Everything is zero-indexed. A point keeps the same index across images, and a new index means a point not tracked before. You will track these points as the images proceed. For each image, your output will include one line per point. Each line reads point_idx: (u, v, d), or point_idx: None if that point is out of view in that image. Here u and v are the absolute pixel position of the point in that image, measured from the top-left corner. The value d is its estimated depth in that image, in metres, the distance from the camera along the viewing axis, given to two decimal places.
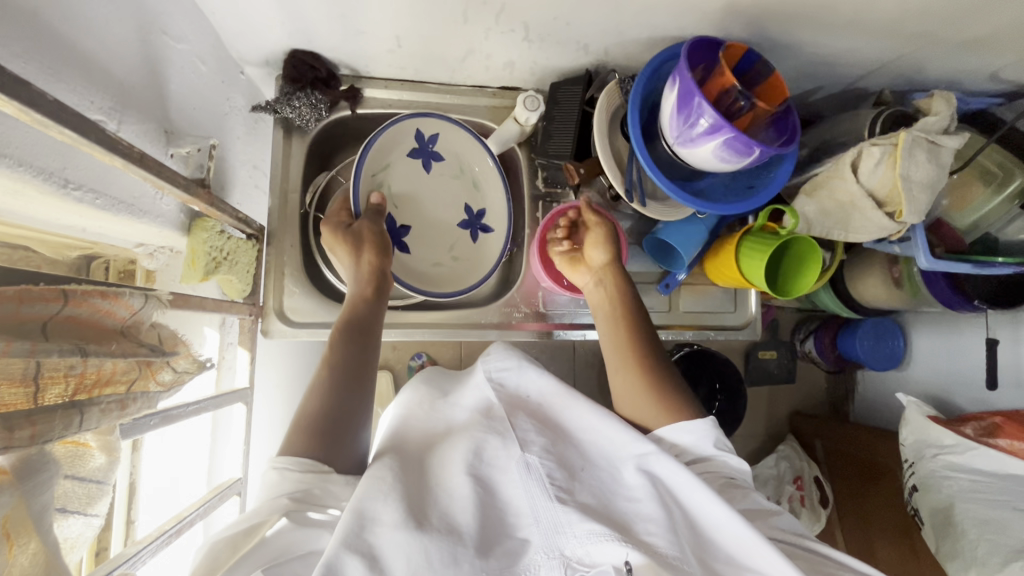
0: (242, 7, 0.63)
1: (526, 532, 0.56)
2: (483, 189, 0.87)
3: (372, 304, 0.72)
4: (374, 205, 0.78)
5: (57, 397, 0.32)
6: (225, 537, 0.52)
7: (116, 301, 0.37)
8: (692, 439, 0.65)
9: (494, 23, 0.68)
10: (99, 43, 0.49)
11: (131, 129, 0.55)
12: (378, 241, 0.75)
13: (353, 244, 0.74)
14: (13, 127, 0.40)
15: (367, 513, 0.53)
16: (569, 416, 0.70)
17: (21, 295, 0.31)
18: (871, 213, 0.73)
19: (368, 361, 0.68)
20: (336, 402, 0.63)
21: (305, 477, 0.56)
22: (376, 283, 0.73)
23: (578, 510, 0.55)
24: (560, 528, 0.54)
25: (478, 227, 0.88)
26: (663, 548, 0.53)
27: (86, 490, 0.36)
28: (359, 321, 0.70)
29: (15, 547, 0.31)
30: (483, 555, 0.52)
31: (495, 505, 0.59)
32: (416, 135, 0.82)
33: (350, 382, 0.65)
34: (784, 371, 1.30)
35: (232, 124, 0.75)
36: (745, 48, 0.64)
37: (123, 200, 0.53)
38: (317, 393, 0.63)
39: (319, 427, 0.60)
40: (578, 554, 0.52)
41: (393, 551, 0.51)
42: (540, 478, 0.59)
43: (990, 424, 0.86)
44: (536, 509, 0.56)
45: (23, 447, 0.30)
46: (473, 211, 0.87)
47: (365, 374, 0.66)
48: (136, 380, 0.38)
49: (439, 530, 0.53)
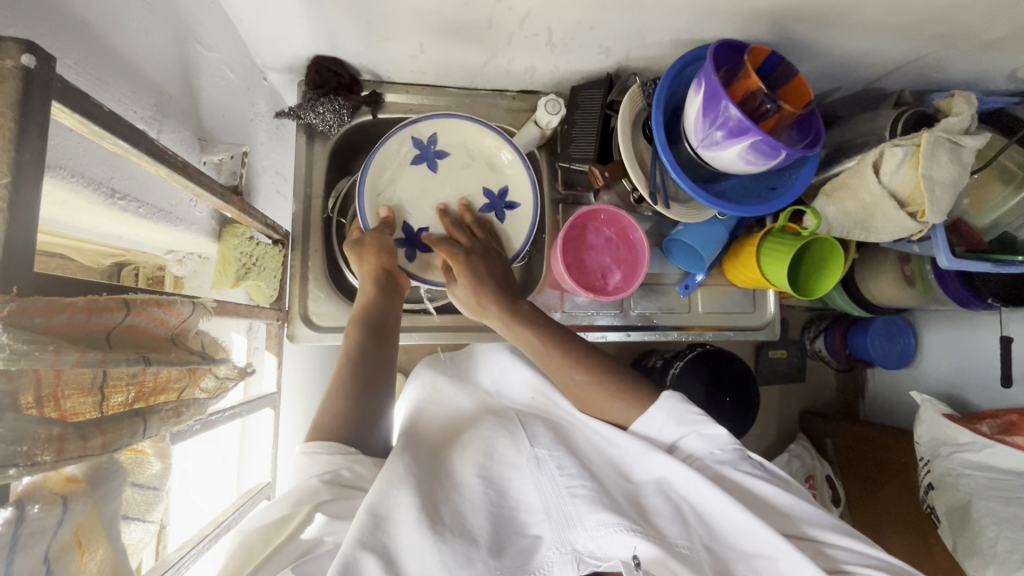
0: (271, 14, 0.63)
1: (537, 529, 0.55)
2: (498, 170, 0.82)
3: (383, 303, 0.71)
4: (385, 218, 0.76)
5: (119, 405, 0.33)
6: (258, 530, 0.51)
7: (169, 310, 0.37)
8: (660, 420, 0.62)
9: (518, 28, 0.69)
10: (140, 55, 0.49)
11: (169, 138, 0.55)
12: (383, 245, 0.73)
13: (356, 249, 0.73)
14: (68, 139, 0.40)
15: (380, 512, 0.51)
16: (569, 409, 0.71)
17: (90, 306, 0.31)
18: (892, 213, 0.73)
19: (385, 357, 0.69)
20: (359, 395, 0.64)
21: (335, 458, 0.58)
22: (380, 280, 0.72)
23: (588, 501, 0.54)
24: (571, 522, 0.54)
25: (503, 208, 0.82)
26: (674, 538, 0.53)
27: (145, 497, 0.37)
28: (374, 317, 0.70)
29: (86, 554, 0.32)
30: (497, 555, 0.51)
31: (506, 503, 0.58)
32: (415, 140, 0.79)
33: (371, 378, 0.66)
34: (795, 369, 1.28)
35: (257, 130, 0.76)
36: (769, 51, 0.65)
37: (162, 209, 0.53)
38: (341, 389, 0.64)
39: (347, 420, 0.62)
40: (589, 548, 0.52)
41: (408, 550, 0.49)
42: (550, 474, 0.58)
43: (1007, 422, 0.87)
44: (548, 505, 0.56)
45: (95, 455, 0.31)
46: (493, 192, 0.82)
47: (385, 370, 0.68)
48: (186, 388, 0.39)
49: (452, 530, 0.51)
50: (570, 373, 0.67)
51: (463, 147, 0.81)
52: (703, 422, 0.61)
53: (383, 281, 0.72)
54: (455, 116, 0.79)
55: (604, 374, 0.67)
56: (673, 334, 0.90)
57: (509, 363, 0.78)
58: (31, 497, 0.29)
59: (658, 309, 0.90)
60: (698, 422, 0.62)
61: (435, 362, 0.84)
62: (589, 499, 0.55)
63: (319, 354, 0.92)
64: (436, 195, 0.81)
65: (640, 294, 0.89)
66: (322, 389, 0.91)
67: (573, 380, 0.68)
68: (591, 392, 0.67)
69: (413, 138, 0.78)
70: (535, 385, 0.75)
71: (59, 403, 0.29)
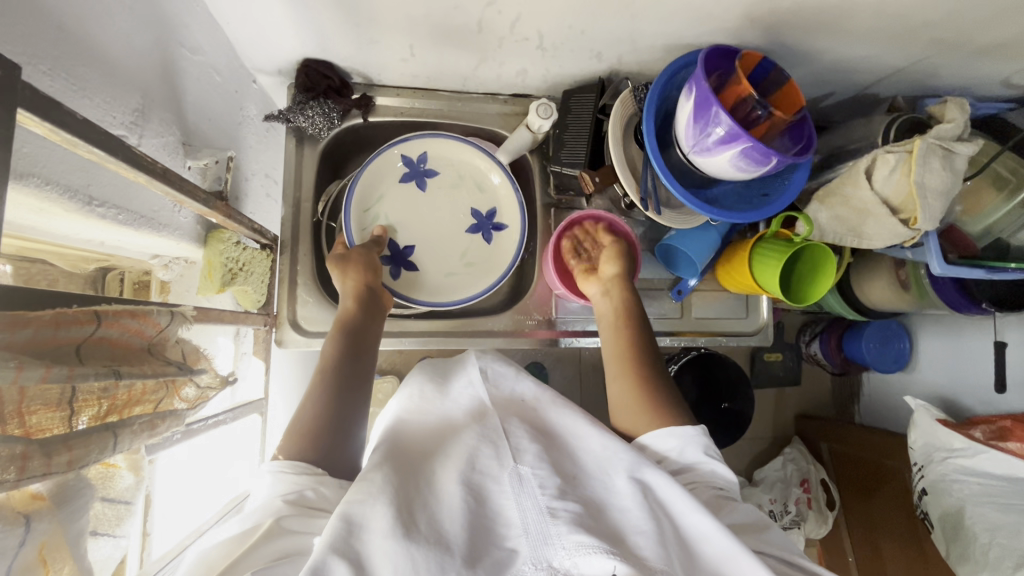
0: (260, 17, 0.63)
1: (513, 542, 0.52)
2: (488, 191, 0.86)
3: (366, 318, 0.72)
4: (375, 237, 0.80)
5: (91, 418, 0.32)
6: (226, 542, 0.49)
7: (144, 320, 0.37)
8: (679, 444, 0.62)
9: (508, 33, 0.68)
10: (120, 57, 0.49)
11: (151, 143, 0.55)
12: (369, 260, 0.76)
13: (339, 264, 0.74)
14: (41, 146, 0.40)
15: (355, 518, 0.50)
16: (560, 417, 0.68)
17: (57, 319, 0.31)
18: (885, 219, 0.72)
19: (363, 372, 0.67)
20: (334, 410, 0.62)
21: (299, 478, 0.55)
22: (361, 296, 0.72)
23: (569, 521, 0.52)
24: (549, 539, 0.51)
25: (490, 228, 0.86)
26: (651, 562, 0.50)
27: (115, 512, 0.37)
28: (352, 328, 0.70)
29: (49, 572, 0.31)
30: (470, 565, 0.49)
31: (485, 513, 0.55)
32: (403, 159, 0.82)
33: (347, 388, 0.64)
34: (790, 374, 1.30)
35: (246, 133, 0.75)
36: (760, 57, 0.64)
37: (143, 215, 0.53)
38: (314, 403, 0.62)
39: (315, 436, 0.59)
40: (566, 565, 0.49)
41: (381, 556, 0.48)
42: (532, 491, 0.56)
43: (1000, 427, 0.86)
44: (527, 521, 0.53)
45: (61, 473, 0.30)
46: (481, 213, 0.85)
47: (356, 384, 0.65)
48: (163, 399, 0.39)
49: (426, 539, 0.50)
50: (623, 384, 0.69)
51: (454, 166, 0.85)
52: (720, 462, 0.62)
53: (363, 296, 0.73)
54: (449, 137, 0.82)
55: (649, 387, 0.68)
56: (666, 340, 0.89)
57: (516, 376, 0.74)
58: None
59: (651, 314, 0.89)
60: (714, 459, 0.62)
61: (426, 366, 0.78)
62: (570, 519, 0.52)
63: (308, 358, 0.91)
64: (425, 212, 0.84)
65: None
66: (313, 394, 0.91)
67: (619, 399, 0.69)
68: (635, 411, 0.66)
69: (401, 157, 0.82)
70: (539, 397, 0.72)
71: (24, 420, 0.29)
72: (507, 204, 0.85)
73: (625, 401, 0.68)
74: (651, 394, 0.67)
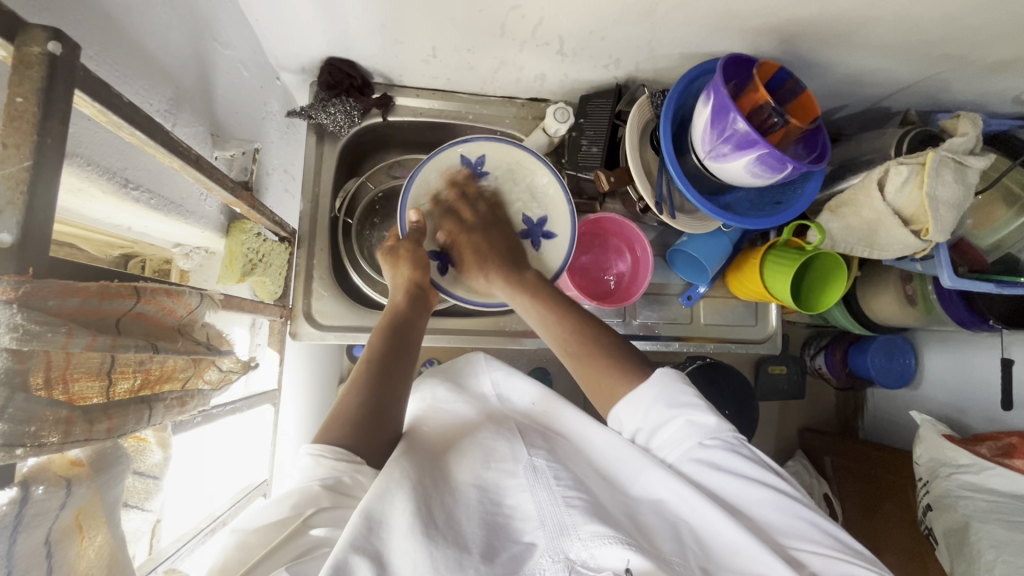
0: (288, 15, 0.64)
1: (531, 536, 0.52)
2: (540, 198, 0.82)
3: (410, 314, 0.72)
4: (415, 224, 0.77)
5: (125, 391, 0.34)
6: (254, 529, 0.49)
7: (177, 300, 0.38)
8: (648, 401, 0.60)
9: (530, 37, 0.70)
10: (159, 49, 0.50)
11: (183, 131, 0.56)
12: (416, 257, 0.75)
13: (392, 257, 0.75)
14: (86, 127, 0.41)
15: (375, 516, 0.49)
16: (568, 422, 0.69)
17: (102, 291, 0.32)
18: (897, 231, 0.73)
19: (405, 368, 0.67)
20: (376, 398, 0.61)
21: (338, 464, 0.54)
22: (411, 294, 0.73)
23: (584, 511, 0.51)
24: (565, 530, 0.50)
25: (539, 235, 0.82)
26: (667, 554, 0.50)
27: (145, 485, 0.40)
28: (398, 322, 0.70)
29: (86, 539, 0.32)
30: (488, 560, 0.48)
31: (501, 510, 0.55)
32: (463, 160, 0.79)
33: (386, 381, 0.63)
34: (795, 388, 1.27)
35: (269, 128, 0.76)
36: (777, 66, 0.65)
37: (172, 201, 0.54)
38: (356, 390, 0.62)
39: (361, 425, 0.59)
40: (582, 557, 0.48)
41: (402, 555, 0.47)
42: (546, 482, 0.56)
43: (1007, 444, 0.86)
44: (543, 513, 0.52)
45: (100, 439, 0.32)
46: (531, 219, 0.82)
47: (397, 380, 0.64)
48: (190, 378, 0.41)
49: (445, 537, 0.49)
50: (565, 343, 0.69)
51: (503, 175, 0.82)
52: (696, 408, 0.58)
53: (414, 294, 0.73)
54: (513, 143, 0.79)
55: (590, 338, 0.68)
56: (675, 345, 0.90)
57: (508, 377, 0.76)
58: (36, 479, 0.29)
59: (661, 319, 0.90)
60: (689, 407, 0.58)
61: (435, 370, 0.77)
62: (585, 510, 0.52)
63: (315, 354, 0.91)
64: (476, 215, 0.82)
65: (644, 303, 0.89)
66: (319, 390, 0.91)
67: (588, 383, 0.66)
68: (586, 363, 0.66)
69: (461, 157, 0.79)
70: (535, 400, 0.73)
71: (68, 386, 0.30)
72: (557, 210, 0.81)
73: (593, 377, 0.66)
74: (614, 361, 0.65)
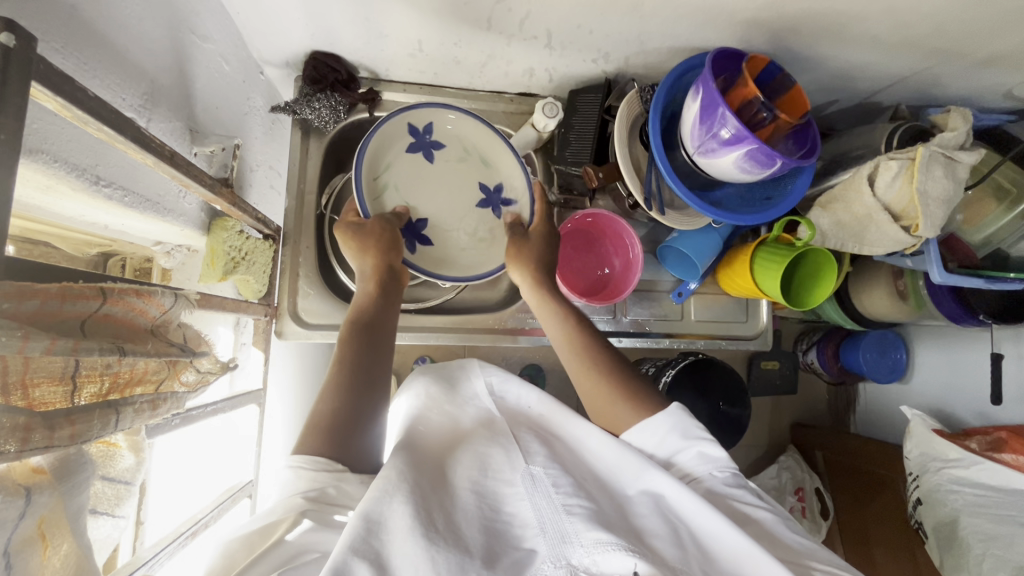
0: (268, 8, 0.63)
1: (531, 543, 0.51)
2: (493, 164, 0.82)
3: (380, 304, 0.69)
4: (397, 212, 0.76)
5: (92, 395, 0.33)
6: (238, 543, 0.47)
7: (149, 300, 0.37)
8: (664, 430, 0.60)
9: (517, 31, 0.69)
10: (134, 45, 0.49)
11: (160, 128, 0.55)
12: (387, 235, 0.72)
13: (353, 239, 0.71)
14: (51, 123, 0.40)
15: (374, 517, 0.48)
16: (563, 421, 0.68)
17: (65, 292, 0.31)
18: (887, 227, 0.72)
19: (381, 362, 0.65)
20: (352, 404, 0.59)
21: (319, 476, 0.52)
22: (381, 280, 0.70)
23: (586, 518, 0.51)
24: (567, 538, 0.49)
25: (499, 202, 0.82)
26: (671, 560, 0.49)
27: (115, 491, 0.39)
28: (367, 318, 0.67)
29: (49, 548, 0.31)
30: (489, 566, 0.47)
31: (499, 517, 0.54)
32: (410, 126, 0.77)
33: (362, 386, 0.61)
34: (788, 382, 1.26)
35: (253, 123, 0.74)
36: (767, 60, 0.65)
37: (148, 198, 0.53)
38: (333, 395, 0.60)
39: (335, 431, 0.57)
40: (585, 563, 0.47)
41: (401, 557, 0.46)
42: (546, 490, 0.55)
43: (996, 439, 0.85)
44: (543, 519, 0.52)
45: (62, 446, 0.31)
46: (489, 188, 0.82)
47: (371, 386, 0.62)
48: (164, 380, 0.40)
49: (445, 539, 0.48)
50: (586, 372, 0.68)
51: (451, 143, 0.80)
52: (707, 441, 0.59)
53: (382, 280, 0.70)
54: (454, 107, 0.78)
55: (610, 371, 0.67)
56: (665, 341, 0.89)
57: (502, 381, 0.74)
58: None
59: (651, 315, 0.89)
60: (700, 439, 0.59)
61: (426, 371, 0.77)
62: (586, 516, 0.51)
63: (303, 354, 0.91)
64: (434, 189, 0.80)
65: (634, 300, 0.88)
66: (308, 389, 0.90)
67: (598, 399, 0.67)
68: (605, 397, 0.66)
69: (407, 125, 0.76)
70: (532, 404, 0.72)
71: (28, 392, 0.29)
72: (511, 175, 0.81)
73: (606, 404, 0.66)
74: (631, 396, 0.65)
